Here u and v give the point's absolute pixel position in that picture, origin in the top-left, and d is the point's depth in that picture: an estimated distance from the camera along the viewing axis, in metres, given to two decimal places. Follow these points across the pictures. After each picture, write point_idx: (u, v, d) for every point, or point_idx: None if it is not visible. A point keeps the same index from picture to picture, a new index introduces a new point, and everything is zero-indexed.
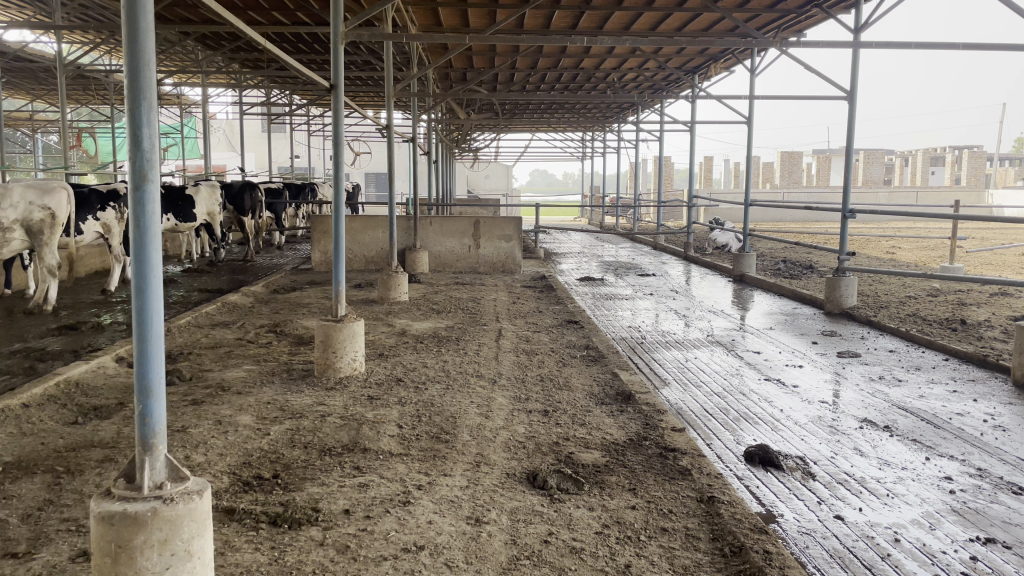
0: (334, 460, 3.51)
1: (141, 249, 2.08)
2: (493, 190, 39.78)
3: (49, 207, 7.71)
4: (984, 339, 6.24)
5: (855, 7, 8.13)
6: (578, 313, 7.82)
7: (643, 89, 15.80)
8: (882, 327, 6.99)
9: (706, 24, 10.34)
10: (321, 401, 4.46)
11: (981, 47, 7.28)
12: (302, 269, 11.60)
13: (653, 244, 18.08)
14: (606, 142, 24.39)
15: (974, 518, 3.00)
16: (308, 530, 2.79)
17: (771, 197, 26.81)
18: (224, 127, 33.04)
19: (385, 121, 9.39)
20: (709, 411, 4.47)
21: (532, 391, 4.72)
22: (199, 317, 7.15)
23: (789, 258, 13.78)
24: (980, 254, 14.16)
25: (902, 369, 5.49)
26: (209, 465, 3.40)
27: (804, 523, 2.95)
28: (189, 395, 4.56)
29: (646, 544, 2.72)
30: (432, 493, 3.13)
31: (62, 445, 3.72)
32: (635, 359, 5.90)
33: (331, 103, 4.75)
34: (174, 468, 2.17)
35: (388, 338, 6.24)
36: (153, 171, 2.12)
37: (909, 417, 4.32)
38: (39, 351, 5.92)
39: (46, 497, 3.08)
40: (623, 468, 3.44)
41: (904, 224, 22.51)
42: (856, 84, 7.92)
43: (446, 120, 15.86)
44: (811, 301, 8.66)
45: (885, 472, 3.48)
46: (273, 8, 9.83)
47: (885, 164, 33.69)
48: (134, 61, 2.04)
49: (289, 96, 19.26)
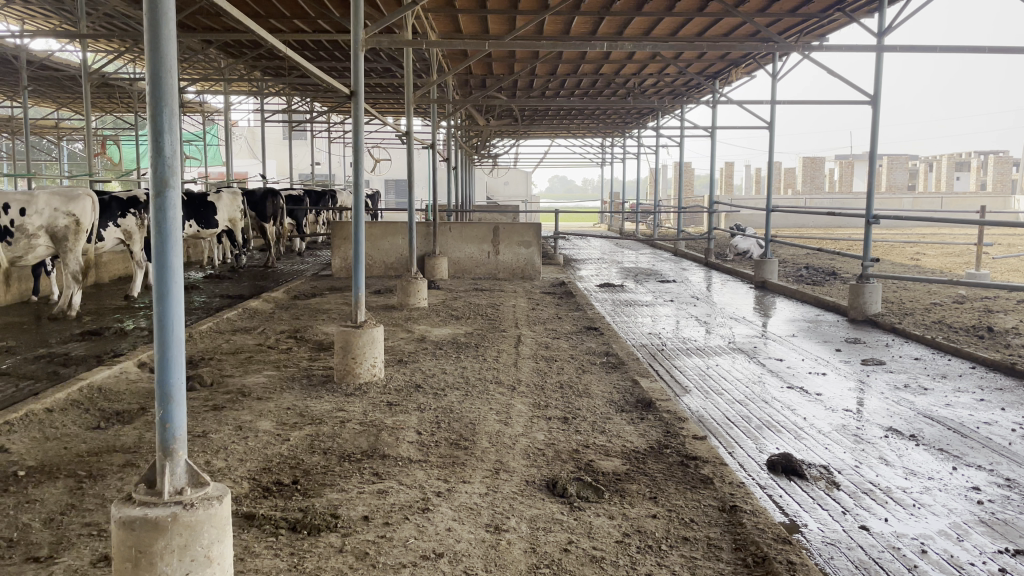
0: (354, 465, 3.52)
1: (163, 254, 2.10)
2: (512, 196, 39.90)
3: (74, 214, 7.82)
4: (1012, 347, 6.11)
5: (878, 11, 8.03)
6: (597, 319, 7.78)
7: (662, 95, 15.74)
8: (907, 335, 6.86)
9: (726, 29, 10.28)
10: (341, 407, 4.46)
11: (1009, 50, 7.15)
12: (323, 275, 11.67)
13: (673, 249, 18.00)
14: (625, 147, 24.34)
15: (1004, 529, 2.92)
16: (328, 537, 2.79)
17: (793, 203, 26.56)
18: (246, 135, 33.47)
19: (406, 128, 9.34)
20: (730, 420, 4.41)
21: (552, 398, 4.69)
22: (220, 323, 7.21)
23: (810, 264, 13.65)
24: (1007, 261, 13.90)
25: (928, 377, 5.38)
26: (230, 470, 3.42)
27: (828, 533, 2.88)
28: (210, 400, 4.60)
29: (667, 553, 2.68)
30: (451, 500, 3.11)
31: (85, 450, 3.77)
32: (655, 366, 5.85)
33: (352, 109, 4.76)
34: (195, 473, 2.17)
35: (407, 344, 6.25)
36: (174, 176, 2.13)
37: (935, 426, 4.22)
38: (63, 356, 6.01)
39: (69, 501, 3.11)
40: (644, 476, 3.40)
41: (928, 230, 22.18)
42: (879, 88, 7.82)
43: (465, 126, 15.93)
44: (834, 307, 8.55)
45: (911, 482, 3.41)
46: (294, 16, 9.94)
47: (909, 169, 33.25)
48: (157, 68, 2.07)
49: (310, 104, 19.47)
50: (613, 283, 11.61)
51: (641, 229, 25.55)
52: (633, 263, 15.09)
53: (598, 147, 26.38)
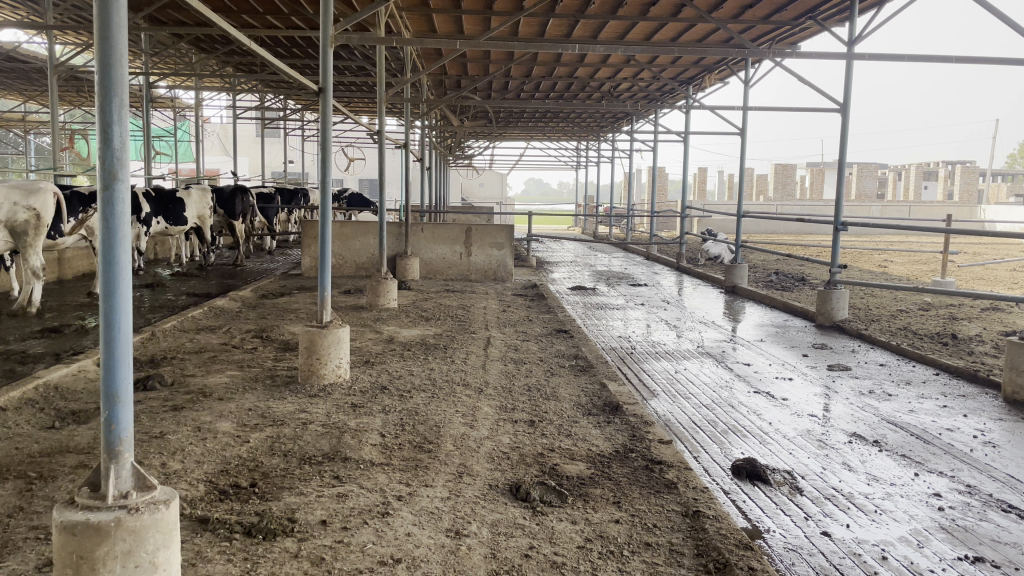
0: (314, 468, 3.44)
1: (109, 252, 2.01)
2: (488, 198, 39.92)
3: (34, 208, 7.58)
4: (974, 354, 6.23)
5: (849, 19, 8.16)
6: (567, 323, 7.76)
7: (637, 99, 15.84)
8: (873, 341, 6.97)
9: (700, 35, 10.39)
10: (303, 409, 4.38)
11: (974, 61, 7.31)
12: (292, 275, 11.51)
13: (646, 253, 18.09)
14: (600, 151, 24.46)
15: (963, 536, 2.95)
16: (283, 542, 2.72)
17: (764, 209, 26.98)
18: (218, 131, 33.02)
19: (378, 127, 9.20)
20: (697, 424, 4.42)
21: (519, 401, 4.66)
22: (184, 321, 7.05)
23: (780, 270, 13.80)
24: (972, 269, 14.21)
25: (893, 383, 5.45)
26: (185, 473, 3.33)
27: (790, 539, 2.89)
28: (170, 400, 4.48)
29: (629, 559, 2.66)
30: (412, 505, 3.06)
31: (37, 450, 3.64)
32: (624, 369, 5.85)
33: (319, 106, 4.67)
34: (142, 477, 2.09)
35: (375, 346, 6.17)
36: (124, 169, 2.04)
37: (899, 432, 4.27)
38: (19, 354, 5.83)
39: (16, 504, 2.99)
40: (608, 480, 3.38)
41: (896, 238, 22.60)
42: (849, 96, 7.94)
43: (440, 127, 15.84)
44: (803, 313, 8.65)
45: (873, 488, 3.44)
46: (266, 12, 9.79)
47: (878, 177, 33.84)
48: (106, 56, 1.98)
49: (283, 101, 19.22)
50: (585, 286, 11.62)
51: (614, 233, 25.76)
52: (606, 266, 15.12)
53: (573, 150, 26.47)
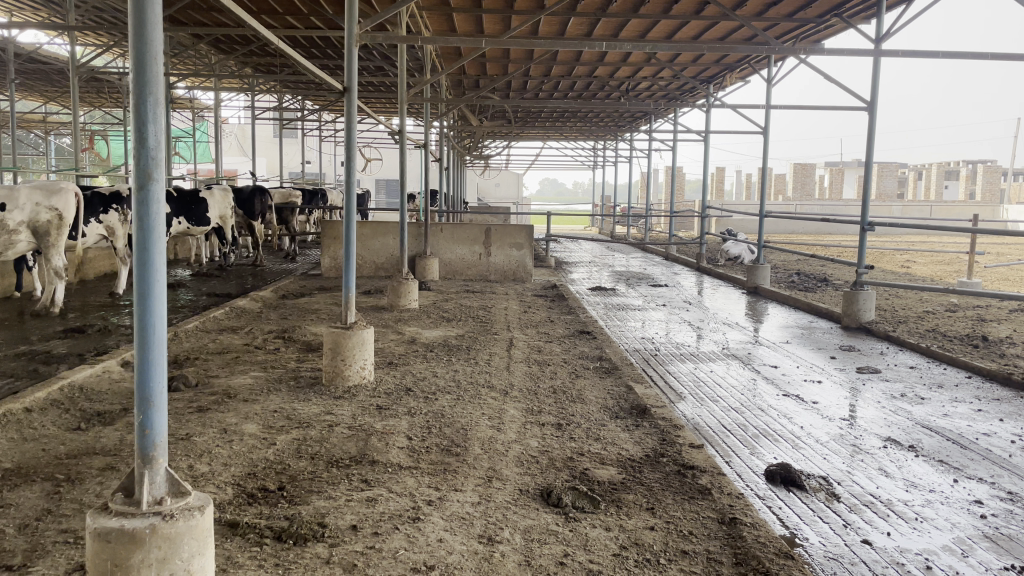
0: (342, 472, 3.41)
1: (146, 252, 1.99)
2: (503, 197, 39.84)
3: (56, 208, 7.62)
4: (1007, 356, 6.09)
5: (877, 15, 8.00)
6: (590, 323, 7.68)
7: (656, 98, 15.75)
8: (902, 343, 6.84)
9: (723, 33, 10.29)
10: (329, 411, 4.35)
11: (1006, 57, 7.15)
12: (312, 275, 11.54)
13: (665, 253, 17.97)
14: (618, 151, 24.31)
15: (1009, 545, 2.85)
16: (314, 547, 2.68)
17: (785, 209, 26.81)
18: (235, 132, 33.30)
19: (397, 127, 9.12)
20: (727, 427, 4.34)
21: (545, 404, 4.61)
22: (207, 322, 7.06)
23: (802, 270, 13.68)
24: (997, 270, 13.98)
25: (925, 386, 5.33)
26: (213, 476, 3.30)
27: (830, 548, 2.81)
28: (195, 402, 4.46)
29: (666, 567, 2.59)
30: (443, 510, 3.01)
31: (63, 452, 3.62)
32: (649, 372, 5.76)
33: (343, 106, 4.62)
34: (175, 483, 2.06)
35: (398, 347, 6.14)
36: (159, 169, 2.02)
37: (934, 437, 4.17)
38: (44, 354, 5.85)
39: (45, 506, 2.97)
40: (640, 485, 3.32)
41: (919, 238, 22.30)
42: (877, 94, 7.80)
43: (458, 127, 15.81)
44: (828, 314, 8.51)
45: (912, 494, 3.35)
46: (287, 12, 9.88)
47: (899, 177, 33.38)
48: (142, 55, 1.95)
49: (301, 102, 19.34)
50: (605, 287, 11.53)
51: (632, 234, 25.66)
52: (625, 267, 15.00)
53: (590, 149, 26.34)
